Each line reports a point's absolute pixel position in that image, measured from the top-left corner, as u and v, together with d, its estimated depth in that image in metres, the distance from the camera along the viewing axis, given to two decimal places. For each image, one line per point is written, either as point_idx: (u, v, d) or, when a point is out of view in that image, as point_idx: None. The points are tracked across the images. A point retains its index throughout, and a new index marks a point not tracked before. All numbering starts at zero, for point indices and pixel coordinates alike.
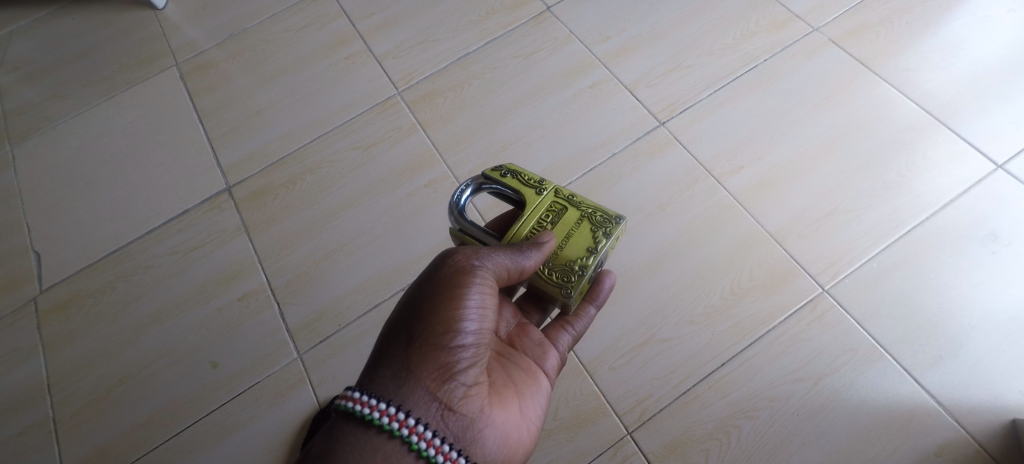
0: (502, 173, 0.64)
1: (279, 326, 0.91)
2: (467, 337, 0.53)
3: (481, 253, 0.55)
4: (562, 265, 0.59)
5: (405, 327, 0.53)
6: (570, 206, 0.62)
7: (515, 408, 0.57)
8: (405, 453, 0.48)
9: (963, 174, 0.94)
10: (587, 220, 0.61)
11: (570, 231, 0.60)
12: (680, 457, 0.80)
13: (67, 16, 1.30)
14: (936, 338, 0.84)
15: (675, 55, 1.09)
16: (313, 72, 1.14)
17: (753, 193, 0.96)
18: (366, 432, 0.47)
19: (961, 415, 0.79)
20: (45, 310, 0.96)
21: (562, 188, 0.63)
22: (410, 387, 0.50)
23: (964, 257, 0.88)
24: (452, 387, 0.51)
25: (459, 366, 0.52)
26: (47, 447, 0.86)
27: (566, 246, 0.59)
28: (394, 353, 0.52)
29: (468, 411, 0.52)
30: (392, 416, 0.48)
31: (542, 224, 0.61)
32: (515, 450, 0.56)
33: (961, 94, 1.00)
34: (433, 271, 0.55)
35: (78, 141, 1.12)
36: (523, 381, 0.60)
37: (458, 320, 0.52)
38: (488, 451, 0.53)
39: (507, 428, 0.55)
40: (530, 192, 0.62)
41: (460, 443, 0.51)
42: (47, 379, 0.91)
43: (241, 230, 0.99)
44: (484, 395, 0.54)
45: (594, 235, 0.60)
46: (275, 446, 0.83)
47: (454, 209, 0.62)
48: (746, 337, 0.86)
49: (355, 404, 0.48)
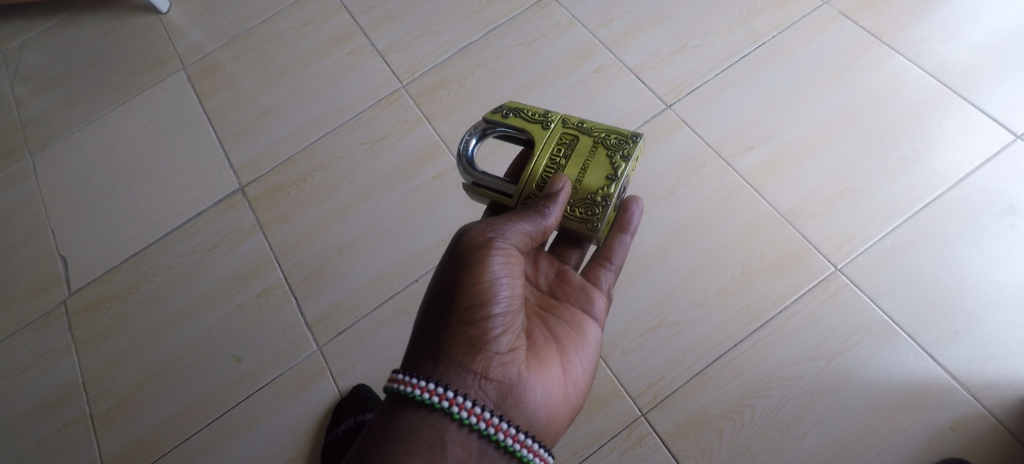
0: (504, 114, 0.64)
1: (297, 320, 0.94)
2: (495, 307, 0.53)
3: (497, 226, 0.56)
4: (583, 199, 0.59)
5: (433, 309, 0.54)
6: (580, 134, 0.61)
7: (558, 365, 0.56)
8: (448, 422, 0.48)
9: (980, 146, 0.92)
10: (602, 146, 0.60)
11: (586, 160, 0.60)
12: (694, 437, 0.81)
13: (75, 24, 1.32)
14: (953, 314, 0.83)
15: (680, 35, 1.07)
16: (318, 69, 1.15)
17: (762, 174, 0.95)
18: (411, 408, 0.48)
19: (977, 390, 0.79)
20: (74, 312, 0.99)
21: (570, 116, 0.62)
22: (445, 363, 0.50)
23: (982, 230, 0.87)
24: (488, 357, 0.51)
25: (490, 334, 0.52)
26: (85, 441, 0.90)
27: (584, 178, 0.59)
28: (427, 334, 0.53)
29: (506, 377, 0.51)
30: (431, 392, 0.48)
31: (557, 159, 0.60)
32: (562, 407, 0.55)
33: (977, 64, 0.98)
34: (454, 250, 0.56)
35: (94, 147, 1.15)
36: (566, 336, 0.59)
37: (482, 292, 0.52)
38: (534, 412, 0.52)
39: (550, 388, 0.54)
40: (537, 127, 0.62)
41: (502, 409, 0.50)
42: (81, 377, 0.95)
43: (256, 229, 1.01)
44: (522, 359, 0.53)
45: (612, 160, 0.59)
46: (302, 434, 0.87)
47: (464, 163, 0.62)
48: (757, 319, 0.86)
49: (398, 385, 0.49)
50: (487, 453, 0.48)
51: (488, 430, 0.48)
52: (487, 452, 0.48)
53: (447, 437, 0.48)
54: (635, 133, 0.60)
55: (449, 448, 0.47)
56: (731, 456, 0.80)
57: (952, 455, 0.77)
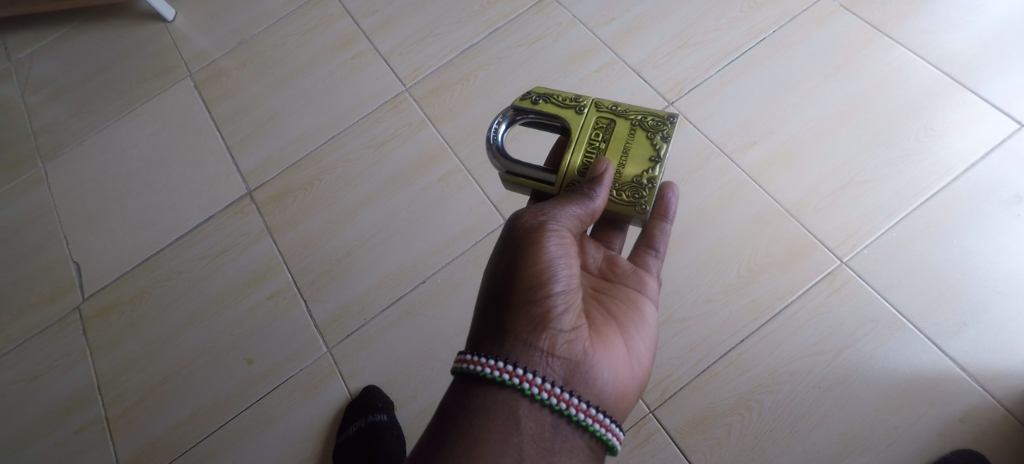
0: (533, 100, 0.64)
1: (307, 322, 0.95)
2: (555, 287, 0.53)
3: (549, 209, 0.57)
4: (628, 183, 0.59)
5: (493, 293, 0.55)
6: (617, 117, 0.61)
7: (621, 343, 0.56)
8: (520, 398, 0.48)
9: (984, 136, 0.92)
10: (640, 128, 0.60)
11: (625, 143, 0.60)
12: (703, 432, 0.82)
13: (83, 34, 1.34)
14: (960, 305, 0.83)
15: (681, 33, 1.07)
16: (322, 74, 1.16)
17: (765, 169, 0.95)
18: (484, 386, 0.49)
19: (986, 381, 0.79)
20: (88, 317, 1.01)
21: (602, 100, 0.62)
22: (511, 342, 0.51)
23: (989, 220, 0.87)
24: (551, 335, 0.52)
25: (552, 313, 0.52)
26: (102, 443, 0.92)
27: (626, 162, 0.59)
28: (490, 316, 0.54)
29: (572, 354, 0.51)
30: (502, 369, 0.48)
31: (596, 144, 0.60)
32: (630, 384, 0.54)
33: (981, 54, 0.97)
34: (509, 237, 0.57)
35: (104, 155, 1.17)
36: (624, 315, 0.59)
37: (541, 274, 0.53)
38: (603, 389, 0.52)
39: (616, 364, 0.54)
40: (571, 113, 0.62)
41: (572, 386, 0.50)
42: (97, 381, 0.96)
43: (265, 233, 1.03)
44: (584, 337, 0.53)
45: (653, 142, 0.60)
46: (314, 434, 0.88)
47: (495, 152, 0.62)
48: (763, 314, 0.87)
49: (469, 365, 0.50)
50: (561, 427, 0.49)
51: (560, 405, 0.48)
52: (560, 427, 0.49)
53: (521, 412, 0.48)
54: (670, 114, 0.61)
55: (524, 423, 0.48)
56: (740, 451, 0.80)
57: (962, 447, 0.77)
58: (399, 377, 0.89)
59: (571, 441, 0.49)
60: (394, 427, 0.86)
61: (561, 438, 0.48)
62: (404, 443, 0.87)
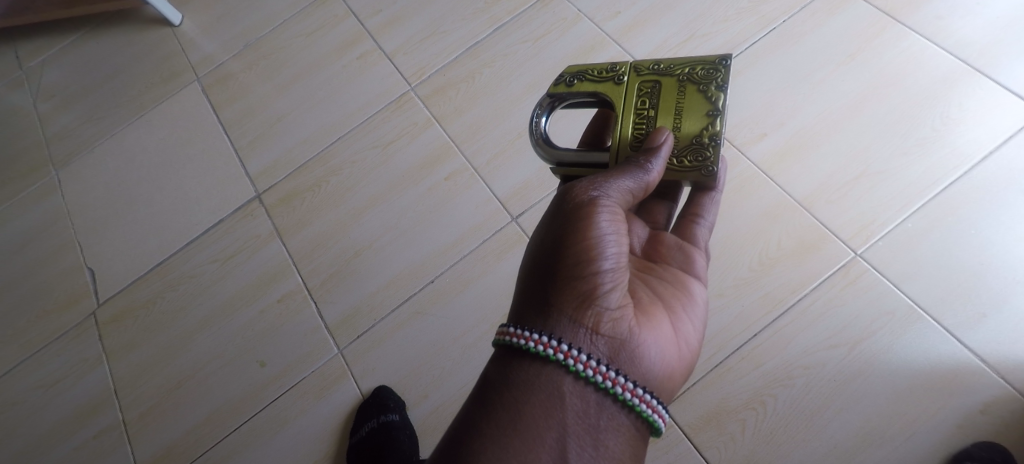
0: (569, 82, 0.63)
1: (317, 324, 0.95)
2: (604, 263, 0.52)
3: (600, 181, 0.54)
4: (689, 146, 0.57)
5: (540, 267, 0.54)
6: (662, 78, 0.60)
7: (666, 323, 0.55)
8: (563, 375, 0.48)
9: (1002, 123, 0.90)
10: (690, 83, 0.59)
11: (677, 103, 0.58)
12: (716, 428, 0.81)
13: (92, 40, 1.35)
14: (978, 295, 0.82)
15: (687, 25, 1.06)
16: (327, 75, 1.16)
17: (777, 161, 0.93)
18: (527, 360, 0.49)
19: (1007, 372, 0.78)
20: (103, 323, 1.02)
21: (640, 64, 0.61)
22: (556, 318, 0.50)
23: (1007, 208, 0.85)
24: (598, 313, 0.51)
25: (599, 291, 0.52)
26: (119, 447, 0.93)
27: (682, 125, 0.58)
28: (535, 292, 0.53)
29: (618, 333, 0.51)
30: (546, 344, 0.48)
31: (645, 111, 0.59)
32: (674, 365, 0.54)
33: (997, 39, 0.95)
34: (557, 209, 0.55)
35: (115, 161, 1.18)
36: (670, 295, 0.58)
37: (590, 250, 0.52)
38: (649, 369, 0.51)
39: (661, 345, 0.53)
40: (611, 85, 0.61)
41: (617, 365, 0.50)
42: (113, 386, 0.98)
43: (274, 236, 1.03)
44: (631, 316, 0.52)
45: (707, 95, 0.58)
46: (327, 435, 0.89)
47: (541, 144, 0.62)
48: (776, 308, 0.85)
49: (512, 338, 0.50)
50: (605, 405, 0.48)
51: (605, 383, 0.48)
52: (605, 405, 0.48)
53: (564, 389, 0.48)
54: (720, 59, 0.59)
55: (567, 399, 0.47)
56: (755, 446, 0.79)
57: (983, 438, 0.76)
58: (410, 377, 0.89)
59: (617, 419, 0.48)
60: (406, 425, 0.86)
61: (606, 417, 0.48)
62: (417, 442, 0.86)
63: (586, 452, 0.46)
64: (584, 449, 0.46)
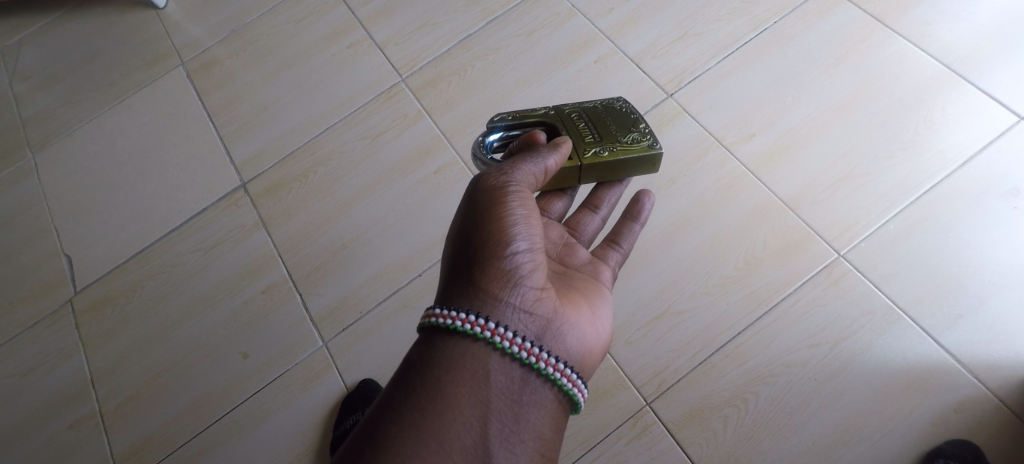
0: (501, 119, 0.66)
1: (302, 316, 0.94)
2: (521, 245, 0.53)
3: (514, 170, 0.56)
4: (629, 132, 0.65)
5: (461, 257, 0.54)
6: (582, 106, 0.69)
7: (586, 310, 0.57)
8: (490, 352, 0.48)
9: (983, 129, 0.92)
10: (605, 105, 0.69)
11: (604, 114, 0.68)
12: (699, 424, 0.81)
13: (71, 21, 1.31)
14: (956, 297, 0.84)
15: (680, 23, 1.06)
16: (317, 63, 1.14)
17: (764, 162, 0.94)
18: (453, 339, 0.48)
19: (981, 372, 0.80)
20: (81, 311, 1.00)
21: (559, 103, 0.70)
22: (484, 300, 0.50)
23: (987, 213, 0.87)
24: (521, 292, 0.51)
25: (521, 271, 0.52)
26: (95, 439, 0.91)
27: (616, 123, 0.66)
28: (455, 283, 0.52)
29: (543, 311, 0.52)
30: (472, 322, 0.48)
31: (580, 122, 0.66)
32: (591, 349, 0.55)
33: (981, 46, 0.97)
34: (470, 199, 0.56)
35: (95, 145, 1.15)
36: (586, 288, 0.60)
37: (506, 228, 0.53)
38: (570, 346, 0.53)
39: (582, 329, 0.55)
40: (543, 114, 0.67)
41: (543, 342, 0.51)
42: (90, 376, 0.95)
43: (259, 226, 1.01)
44: (553, 296, 0.54)
45: (622, 107, 0.69)
46: (310, 428, 0.88)
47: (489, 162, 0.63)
48: (761, 306, 0.86)
49: (437, 318, 0.49)
50: (530, 381, 0.49)
51: (530, 359, 0.49)
52: (530, 381, 0.49)
53: (491, 366, 0.48)
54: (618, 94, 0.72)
55: (493, 376, 0.48)
56: (736, 443, 0.80)
57: (958, 437, 0.77)
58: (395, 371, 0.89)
59: (540, 394, 0.49)
60: None
61: (531, 392, 0.49)
62: None
63: (508, 427, 0.46)
64: (506, 425, 0.46)
